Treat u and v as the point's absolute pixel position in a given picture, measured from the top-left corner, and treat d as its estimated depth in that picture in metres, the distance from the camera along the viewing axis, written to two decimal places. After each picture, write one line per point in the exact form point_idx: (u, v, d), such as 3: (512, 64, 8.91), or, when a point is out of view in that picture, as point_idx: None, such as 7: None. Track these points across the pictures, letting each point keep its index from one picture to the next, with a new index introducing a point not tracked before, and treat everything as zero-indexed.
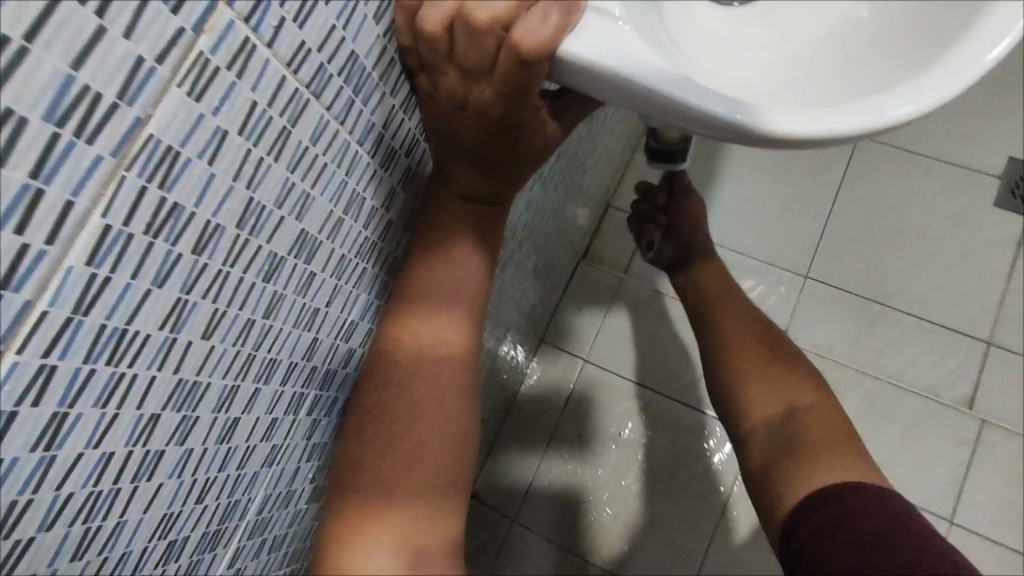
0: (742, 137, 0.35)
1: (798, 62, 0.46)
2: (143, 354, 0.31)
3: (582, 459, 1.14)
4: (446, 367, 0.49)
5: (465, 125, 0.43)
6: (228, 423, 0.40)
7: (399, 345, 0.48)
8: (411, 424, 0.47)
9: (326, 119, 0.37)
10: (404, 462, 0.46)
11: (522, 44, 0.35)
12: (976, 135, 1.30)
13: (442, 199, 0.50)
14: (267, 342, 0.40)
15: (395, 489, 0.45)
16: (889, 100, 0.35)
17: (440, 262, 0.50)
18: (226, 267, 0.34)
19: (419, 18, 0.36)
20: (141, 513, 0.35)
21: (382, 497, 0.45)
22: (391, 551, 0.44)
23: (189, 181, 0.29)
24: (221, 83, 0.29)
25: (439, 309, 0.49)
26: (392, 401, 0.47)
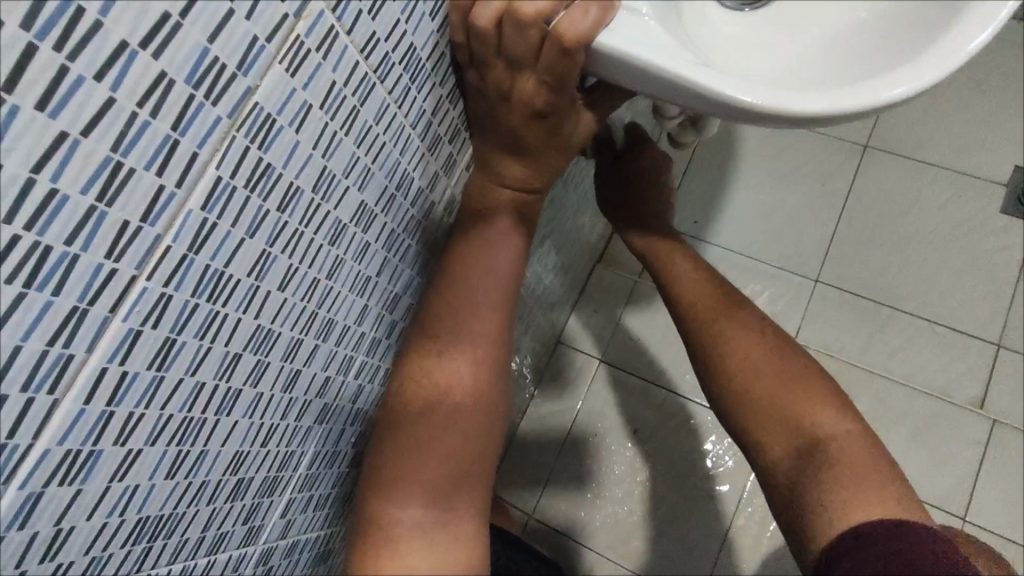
0: (760, 118, 0.40)
1: (801, 59, 0.51)
2: (234, 296, 0.36)
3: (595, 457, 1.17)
4: (480, 344, 0.52)
5: (509, 113, 0.48)
6: (292, 373, 0.45)
7: (439, 319, 0.53)
8: (448, 391, 0.51)
9: (386, 102, 0.42)
10: (440, 425, 0.50)
11: (565, 36, 0.41)
12: (980, 144, 1.35)
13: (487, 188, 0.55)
14: (327, 302, 0.45)
15: (429, 449, 0.50)
16: (884, 83, 0.39)
17: (479, 247, 0.54)
18: (301, 226, 0.39)
19: (473, 12, 0.42)
20: (219, 446, 0.40)
21: (417, 454, 0.50)
22: (422, 505, 0.49)
23: (281, 145, 0.35)
24: (311, 63, 0.34)
25: (476, 288, 0.53)
26: (432, 369, 0.52)
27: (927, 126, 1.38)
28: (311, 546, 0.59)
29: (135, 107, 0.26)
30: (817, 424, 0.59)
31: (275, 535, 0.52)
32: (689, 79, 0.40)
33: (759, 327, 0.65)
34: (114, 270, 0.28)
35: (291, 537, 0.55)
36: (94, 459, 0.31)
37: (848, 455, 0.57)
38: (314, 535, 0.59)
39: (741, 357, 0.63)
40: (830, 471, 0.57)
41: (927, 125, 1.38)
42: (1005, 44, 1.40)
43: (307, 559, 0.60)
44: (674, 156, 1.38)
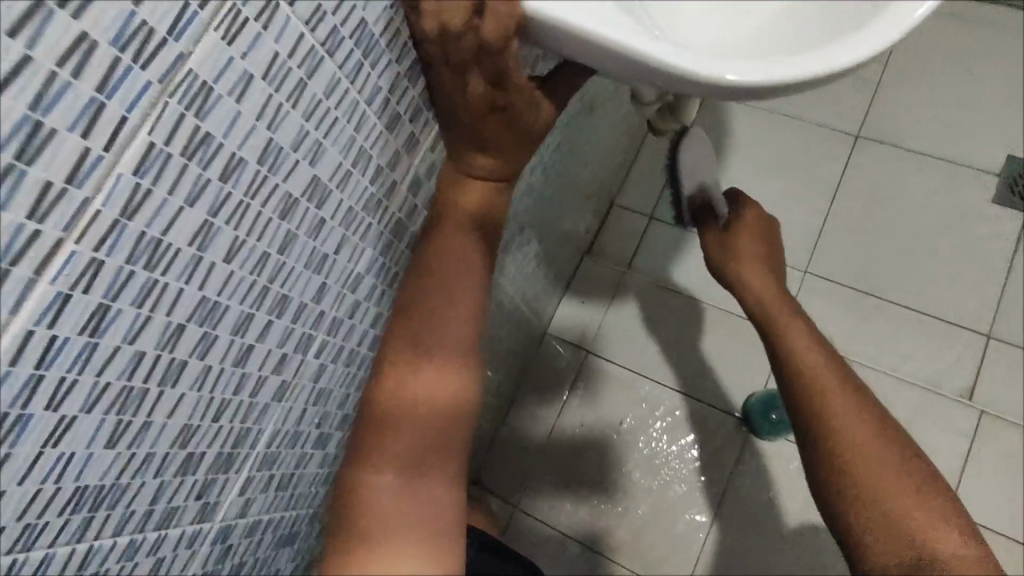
0: (729, 93, 0.40)
1: (768, 27, 0.51)
2: (174, 266, 0.36)
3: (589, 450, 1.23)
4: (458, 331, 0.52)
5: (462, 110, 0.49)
6: (243, 348, 0.45)
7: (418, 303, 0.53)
8: (425, 373, 0.50)
9: (338, 77, 0.42)
10: (416, 407, 0.50)
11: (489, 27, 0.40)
12: (972, 134, 1.33)
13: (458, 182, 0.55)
14: (280, 278, 0.45)
15: (404, 431, 0.49)
16: (829, 52, 0.39)
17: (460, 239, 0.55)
18: (246, 199, 0.39)
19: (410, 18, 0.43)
20: (165, 418, 0.40)
21: (392, 435, 0.49)
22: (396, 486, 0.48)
23: (221, 114, 0.34)
24: (249, 32, 0.34)
25: (457, 278, 0.53)
26: (407, 350, 0.51)
27: (920, 115, 1.37)
28: (276, 527, 0.60)
29: (55, 67, 0.26)
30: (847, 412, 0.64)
31: (234, 513, 0.52)
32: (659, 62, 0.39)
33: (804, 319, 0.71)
34: (38, 231, 0.28)
35: (251, 516, 0.55)
36: (23, 421, 0.31)
37: (877, 451, 0.61)
38: (277, 515, 0.59)
39: (820, 377, 0.66)
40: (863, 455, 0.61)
41: (919, 115, 1.37)
42: (1000, 33, 1.38)
43: (271, 540, 0.60)
44: (663, 147, 1.41)
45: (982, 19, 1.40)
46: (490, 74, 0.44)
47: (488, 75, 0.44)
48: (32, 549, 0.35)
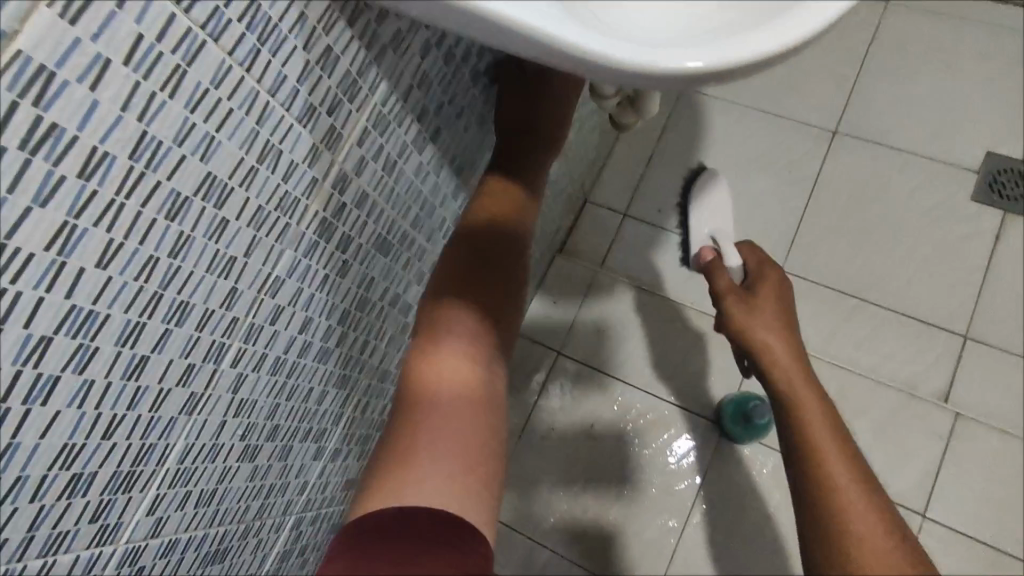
0: (643, 79, 0.38)
1: (704, 14, 0.49)
2: (27, 273, 0.32)
3: (568, 456, 1.20)
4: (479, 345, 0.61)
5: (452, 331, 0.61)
6: (136, 360, 0.41)
7: (453, 318, 0.62)
8: (462, 377, 0.58)
9: (227, 63, 0.38)
10: (454, 396, 0.56)
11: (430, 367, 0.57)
12: (952, 130, 1.31)
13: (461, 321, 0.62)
14: (176, 284, 0.42)
15: (451, 418, 0.55)
16: (744, 43, 0.38)
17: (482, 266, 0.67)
18: (119, 197, 0.35)
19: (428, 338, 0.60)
20: (37, 439, 0.37)
21: (432, 426, 0.54)
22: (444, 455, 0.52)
23: (71, 102, 0.31)
24: (100, 12, 0.31)
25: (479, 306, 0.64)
26: (445, 352, 0.59)
27: (900, 111, 1.34)
28: (201, 545, 0.56)
29: None
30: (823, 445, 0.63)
31: (143, 534, 0.48)
32: (570, 47, 0.37)
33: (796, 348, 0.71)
34: None
35: (166, 537, 0.51)
36: None
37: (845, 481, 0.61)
38: (202, 534, 0.55)
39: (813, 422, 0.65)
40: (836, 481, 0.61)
41: (898, 110, 1.34)
42: (980, 27, 1.36)
43: (196, 560, 0.56)
44: (638, 144, 1.38)
45: (960, 13, 1.38)
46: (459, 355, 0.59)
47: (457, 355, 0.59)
48: None
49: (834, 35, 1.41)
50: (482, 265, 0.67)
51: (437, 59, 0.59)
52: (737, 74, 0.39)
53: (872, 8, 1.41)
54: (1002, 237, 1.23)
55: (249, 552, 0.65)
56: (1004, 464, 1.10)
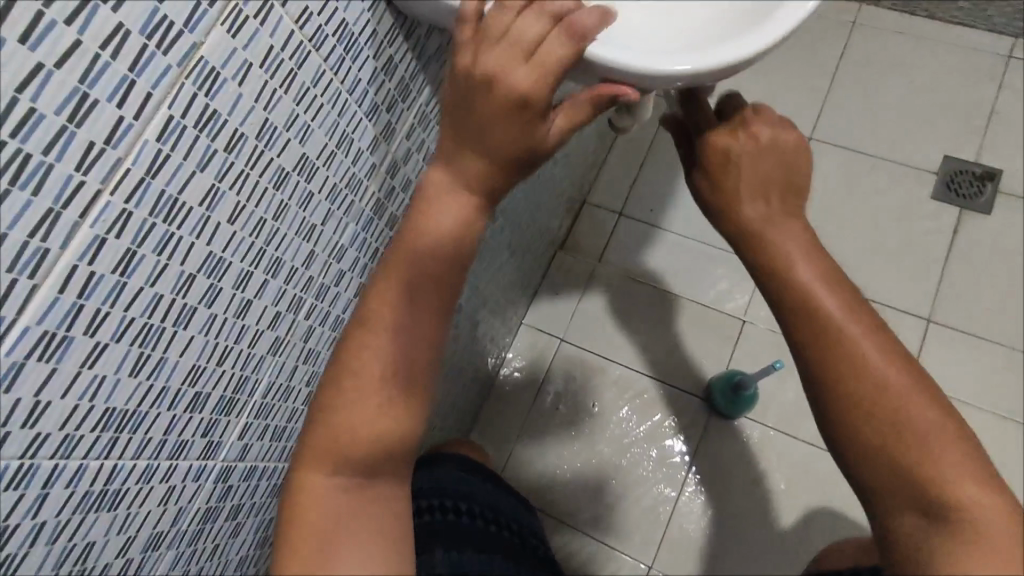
0: (645, 79, 0.50)
1: (695, 34, 0.62)
2: (188, 222, 0.43)
3: (571, 434, 1.30)
4: (393, 359, 0.49)
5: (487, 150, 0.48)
6: (243, 302, 0.52)
7: (365, 322, 0.50)
8: (369, 402, 0.48)
9: (323, 68, 0.49)
10: (360, 432, 0.48)
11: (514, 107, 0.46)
12: (913, 136, 1.45)
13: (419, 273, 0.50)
14: (275, 242, 0.52)
15: (359, 455, 0.48)
16: (722, 50, 0.50)
17: (401, 257, 0.51)
18: (247, 168, 0.46)
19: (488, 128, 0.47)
20: (177, 357, 0.47)
21: (337, 441, 0.48)
22: (348, 501, 0.48)
23: (226, 95, 0.42)
24: (249, 27, 0.41)
25: (398, 306, 0.50)
26: (357, 378, 0.49)
27: (867, 119, 1.48)
28: (272, 476, 0.66)
29: (98, 49, 0.34)
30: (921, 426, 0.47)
31: (233, 455, 0.59)
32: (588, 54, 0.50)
33: (880, 330, 0.50)
34: (83, 182, 0.35)
35: (248, 462, 0.61)
36: (67, 343, 0.38)
37: (948, 459, 0.47)
38: (273, 464, 0.65)
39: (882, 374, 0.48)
40: (940, 472, 0.46)
41: (865, 119, 1.48)
42: (936, 43, 1.50)
43: (267, 489, 0.66)
44: (631, 150, 1.50)
45: (918, 31, 1.52)
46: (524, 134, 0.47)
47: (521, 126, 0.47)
48: (68, 458, 0.42)
49: (806, 52, 1.55)
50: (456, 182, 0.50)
51: None
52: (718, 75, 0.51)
53: (840, 27, 1.56)
54: (960, 231, 1.36)
55: None
56: None
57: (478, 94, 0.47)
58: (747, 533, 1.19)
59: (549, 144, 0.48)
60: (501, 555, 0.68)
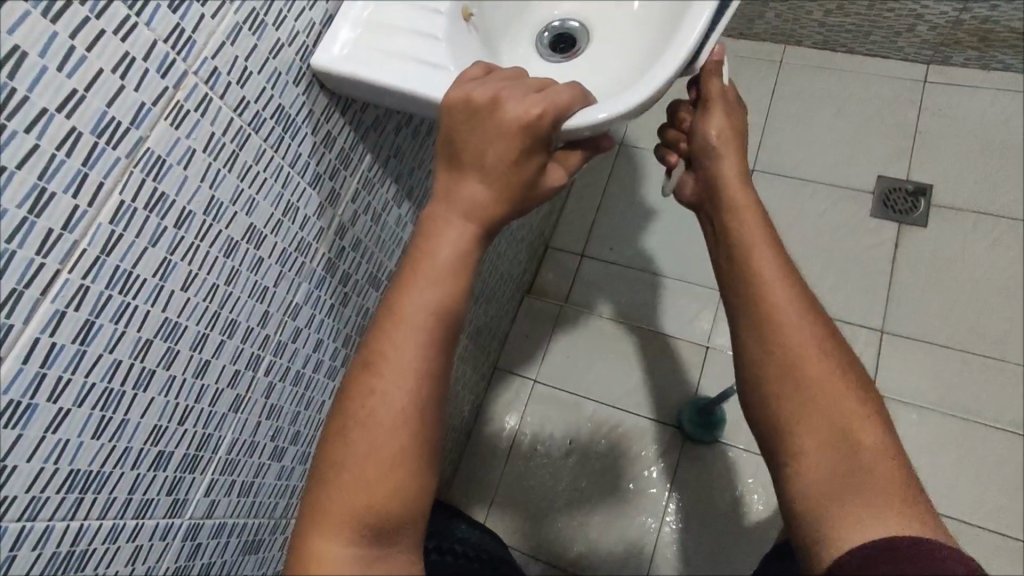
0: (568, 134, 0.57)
1: (612, 86, 0.70)
2: (142, 292, 0.48)
3: (550, 473, 1.33)
4: (402, 405, 0.51)
5: (483, 191, 0.54)
6: (202, 362, 0.56)
7: (372, 368, 0.52)
8: (380, 449, 0.51)
9: (263, 147, 0.56)
10: (375, 482, 0.51)
11: (522, 144, 0.53)
12: (847, 159, 1.55)
13: (431, 314, 0.53)
14: (229, 304, 0.57)
15: (372, 505, 0.50)
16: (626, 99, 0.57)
17: (400, 309, 0.53)
18: (196, 241, 0.51)
19: (489, 155, 0.53)
20: (139, 418, 0.51)
21: (351, 492, 0.51)
22: (364, 558, 0.50)
23: (173, 178, 0.48)
24: (191, 119, 0.48)
25: (402, 352, 0.52)
26: (365, 427, 0.51)
27: (804, 148, 1.59)
28: (242, 533, 0.68)
29: (54, 150, 0.39)
30: (823, 376, 0.54)
31: (201, 512, 0.61)
32: None
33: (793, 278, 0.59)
34: (43, 264, 0.40)
35: (216, 519, 0.64)
36: (31, 410, 0.42)
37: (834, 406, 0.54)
38: (241, 521, 0.68)
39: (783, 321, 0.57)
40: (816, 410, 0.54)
41: (801, 148, 1.58)
42: (858, 75, 1.63)
43: (237, 547, 0.68)
44: (589, 193, 1.59)
45: (841, 65, 1.65)
46: (523, 174, 0.55)
47: (518, 164, 0.54)
48: (35, 521, 0.44)
49: (740, 92, 1.67)
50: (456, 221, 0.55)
51: (407, 136, 0.78)
52: (626, 118, 0.58)
53: (768, 67, 1.68)
54: (900, 244, 1.44)
55: (277, 548, 0.76)
56: (928, 439, 1.26)
57: (485, 114, 0.54)
58: (731, 556, 1.20)
59: (547, 182, 0.57)
60: None
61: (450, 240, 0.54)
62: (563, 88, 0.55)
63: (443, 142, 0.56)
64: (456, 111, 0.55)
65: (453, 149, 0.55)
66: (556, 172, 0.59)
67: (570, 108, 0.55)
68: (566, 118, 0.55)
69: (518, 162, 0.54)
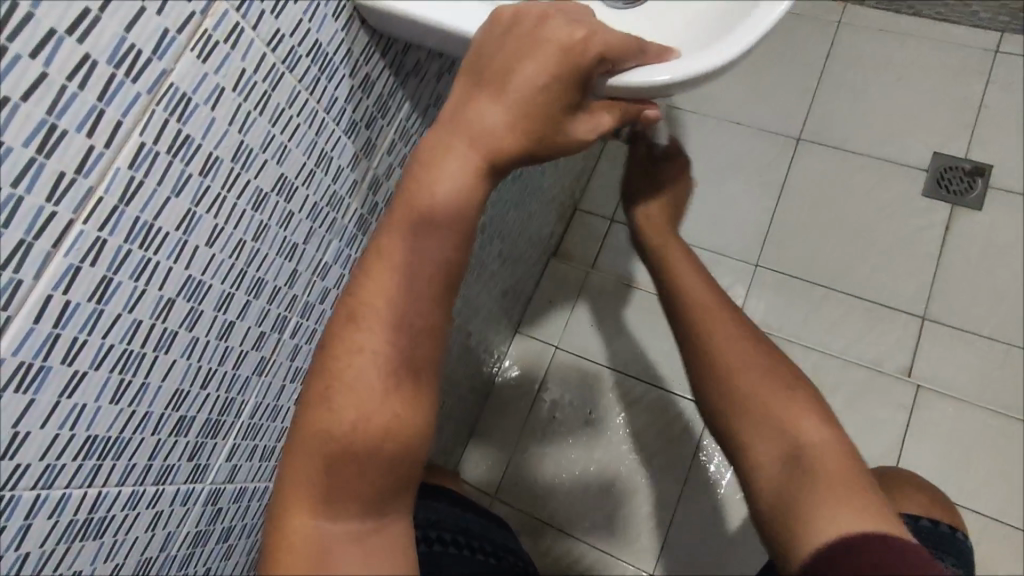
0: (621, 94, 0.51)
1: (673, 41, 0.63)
2: (164, 247, 0.43)
3: (567, 441, 1.30)
4: (392, 366, 0.47)
5: (502, 120, 0.47)
6: (226, 323, 0.52)
7: (360, 322, 0.48)
8: (371, 413, 0.47)
9: (297, 89, 0.50)
10: (362, 451, 0.46)
11: (559, 75, 0.47)
12: (902, 133, 1.45)
13: (427, 264, 0.48)
14: (256, 261, 0.52)
15: (362, 472, 0.47)
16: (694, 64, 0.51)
17: (394, 260, 0.48)
18: (223, 191, 0.46)
19: (517, 81, 0.47)
20: (159, 381, 0.47)
21: (336, 460, 0.46)
22: (354, 532, 0.47)
23: (198, 120, 0.42)
24: (220, 53, 0.42)
25: (394, 306, 0.48)
26: (351, 389, 0.47)
27: (856, 118, 1.49)
28: (263, 497, 0.66)
29: (66, 82, 0.34)
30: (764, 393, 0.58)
31: (222, 477, 0.58)
32: None
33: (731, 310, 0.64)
34: (54, 212, 0.35)
35: (237, 484, 0.61)
36: (44, 374, 0.38)
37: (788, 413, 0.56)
38: (262, 485, 0.65)
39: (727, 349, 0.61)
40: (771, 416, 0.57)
41: (853, 118, 1.49)
42: (922, 41, 1.51)
43: (258, 512, 0.66)
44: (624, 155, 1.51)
45: (904, 29, 1.53)
46: (553, 110, 0.48)
47: (551, 98, 0.48)
48: (50, 489, 0.41)
49: (792, 53, 1.56)
50: (466, 149, 0.48)
51: (448, 82, 0.71)
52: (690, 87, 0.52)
53: (825, 28, 1.56)
54: (951, 228, 1.36)
55: None
56: (962, 432, 1.22)
57: (524, 35, 0.48)
58: (750, 538, 1.17)
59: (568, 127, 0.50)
60: None
61: (454, 175, 0.48)
62: (635, 41, 0.51)
63: (472, 58, 0.49)
64: (495, 26, 0.49)
65: (481, 67, 0.49)
66: (589, 123, 0.52)
67: (625, 57, 0.50)
68: (613, 74, 0.51)
69: (549, 94, 0.48)
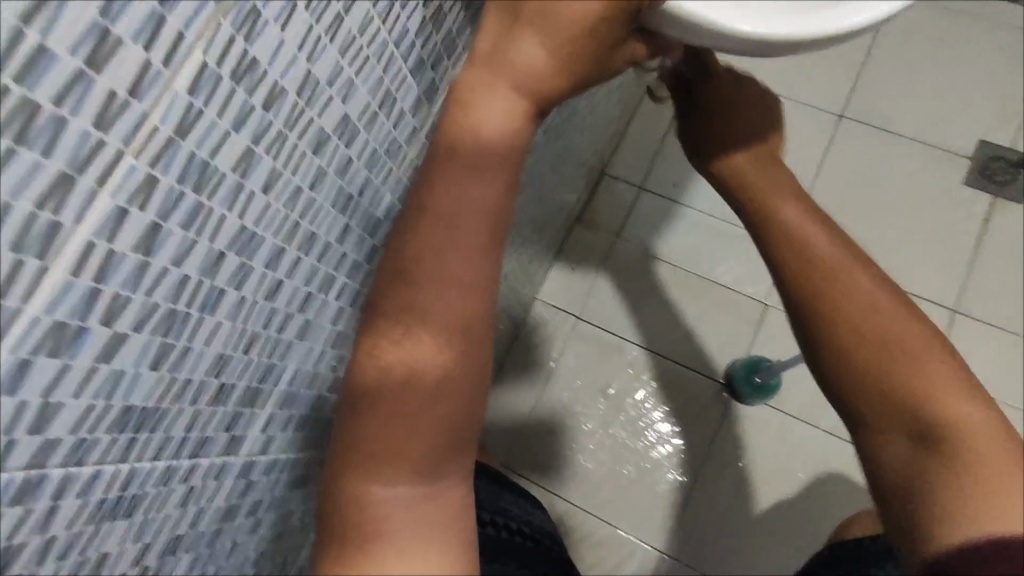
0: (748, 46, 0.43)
1: None
2: (219, 191, 0.36)
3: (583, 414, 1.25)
4: (443, 327, 0.42)
5: (537, 55, 0.40)
6: (275, 282, 0.45)
7: (407, 280, 0.42)
8: (417, 373, 0.42)
9: (371, 13, 0.42)
10: (413, 417, 0.43)
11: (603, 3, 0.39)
12: (949, 117, 1.39)
13: (473, 218, 0.42)
14: (310, 214, 0.46)
15: (413, 438, 0.43)
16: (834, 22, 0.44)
17: (441, 210, 0.42)
18: (285, 130, 0.39)
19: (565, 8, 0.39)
20: (203, 345, 0.41)
21: (388, 425, 0.43)
22: (412, 496, 0.44)
23: (267, 41, 0.35)
24: None
25: (441, 262, 0.41)
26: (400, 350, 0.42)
27: (903, 98, 1.42)
28: (293, 467, 0.61)
29: None
30: (920, 383, 0.52)
31: (256, 448, 0.53)
32: (698, 16, 0.42)
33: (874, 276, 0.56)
34: (102, 141, 0.29)
35: (271, 454, 0.56)
36: (82, 336, 0.32)
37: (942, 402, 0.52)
38: (293, 455, 0.60)
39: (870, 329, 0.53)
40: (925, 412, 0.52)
41: (899, 98, 1.42)
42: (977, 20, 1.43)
43: (287, 481, 0.61)
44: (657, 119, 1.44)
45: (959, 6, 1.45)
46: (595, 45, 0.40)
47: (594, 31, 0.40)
48: (83, 465, 0.36)
49: None
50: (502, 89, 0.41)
51: None
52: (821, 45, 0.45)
53: None
54: (991, 220, 1.32)
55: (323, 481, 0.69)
56: None
57: None
58: (769, 520, 1.17)
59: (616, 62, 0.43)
60: (515, 564, 0.68)
61: (500, 117, 0.42)
62: None
63: None
64: None
65: None
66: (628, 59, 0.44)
67: None
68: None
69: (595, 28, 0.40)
